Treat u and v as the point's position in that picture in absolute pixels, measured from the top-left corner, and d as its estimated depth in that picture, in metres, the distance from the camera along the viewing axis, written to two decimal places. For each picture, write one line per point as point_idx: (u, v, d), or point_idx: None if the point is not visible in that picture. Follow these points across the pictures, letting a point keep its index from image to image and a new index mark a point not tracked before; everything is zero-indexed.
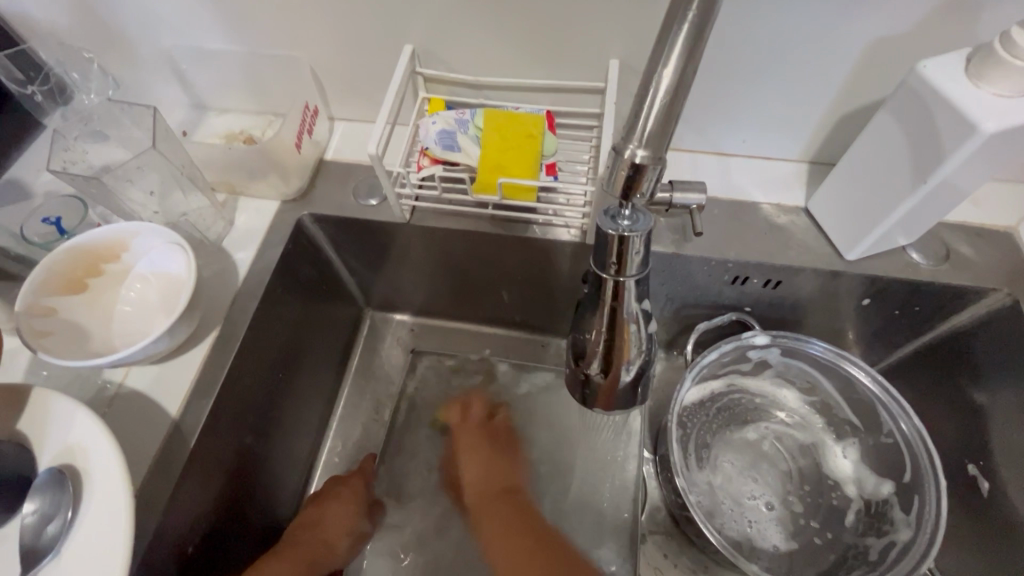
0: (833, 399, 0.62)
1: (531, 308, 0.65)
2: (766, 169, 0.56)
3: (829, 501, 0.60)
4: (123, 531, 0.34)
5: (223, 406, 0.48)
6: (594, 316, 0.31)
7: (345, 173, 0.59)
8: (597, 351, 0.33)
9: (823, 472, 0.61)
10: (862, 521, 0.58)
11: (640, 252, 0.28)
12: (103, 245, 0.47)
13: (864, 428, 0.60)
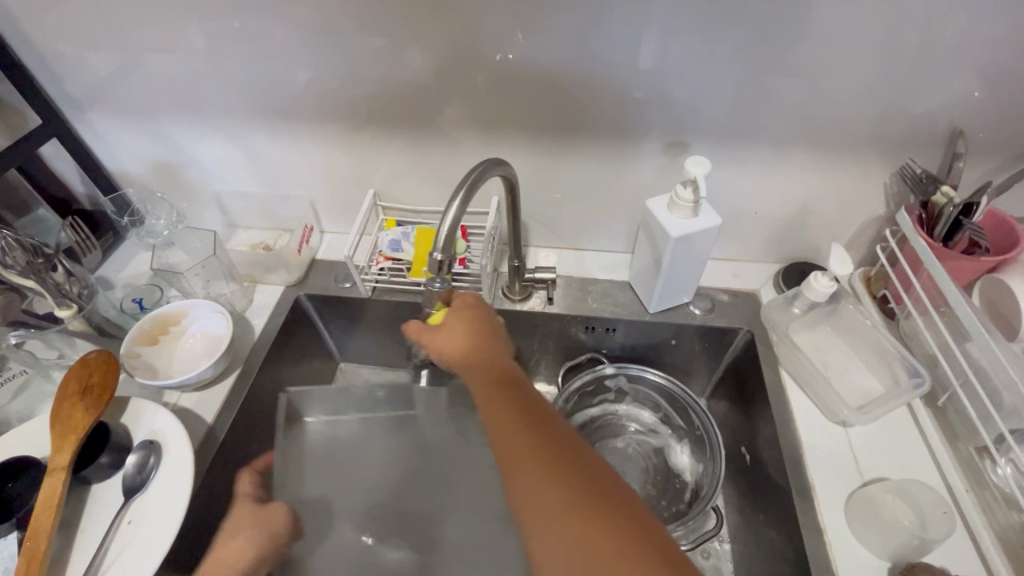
0: (668, 409, 0.85)
1: None
2: (604, 259, 0.89)
3: (673, 484, 0.80)
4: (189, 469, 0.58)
5: (241, 419, 0.72)
6: None
7: (329, 267, 0.88)
8: None
9: (668, 466, 0.83)
10: (694, 496, 0.78)
11: None
12: (172, 314, 0.74)
13: (688, 428, 0.83)
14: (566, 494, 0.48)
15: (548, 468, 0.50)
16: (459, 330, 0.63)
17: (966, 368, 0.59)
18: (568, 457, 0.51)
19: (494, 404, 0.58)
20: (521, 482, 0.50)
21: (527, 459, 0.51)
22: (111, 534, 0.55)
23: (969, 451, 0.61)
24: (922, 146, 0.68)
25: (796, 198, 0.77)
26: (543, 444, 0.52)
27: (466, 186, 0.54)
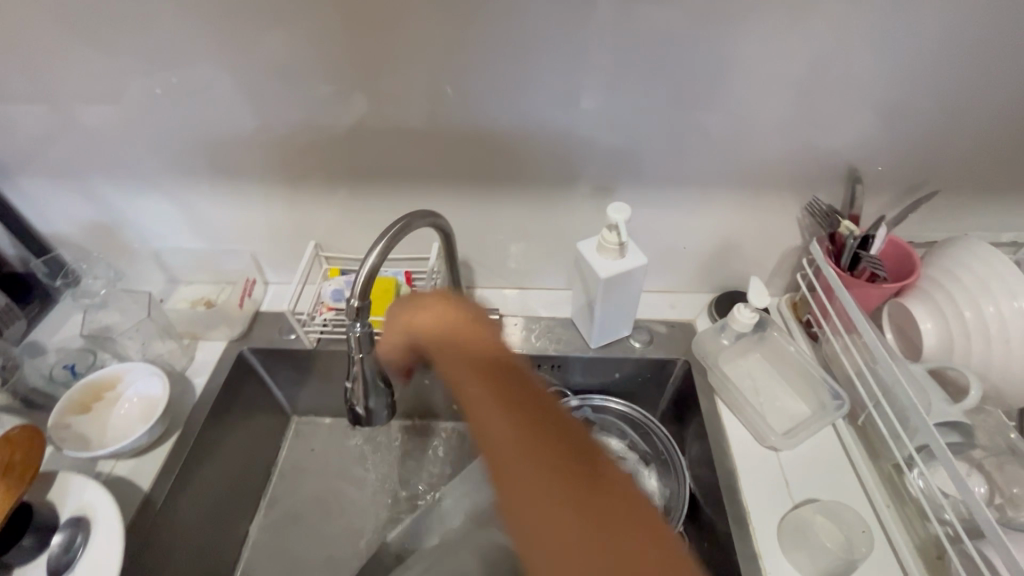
0: (634, 436, 0.83)
1: (414, 401, 0.91)
2: (548, 296, 0.91)
3: None
4: (118, 543, 0.56)
5: (181, 483, 0.70)
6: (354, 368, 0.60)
7: (274, 319, 0.88)
8: (360, 387, 0.61)
9: None
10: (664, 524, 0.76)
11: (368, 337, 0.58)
12: (105, 379, 0.72)
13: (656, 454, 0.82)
14: (576, 473, 0.44)
15: (555, 450, 0.45)
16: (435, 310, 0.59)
17: (877, 389, 0.63)
18: (570, 442, 0.46)
19: (455, 377, 0.53)
20: (491, 448, 0.47)
21: (502, 426, 0.47)
22: None
23: (888, 466, 0.65)
24: (827, 182, 0.73)
25: (720, 233, 0.81)
26: (508, 418, 0.47)
27: (388, 233, 0.57)
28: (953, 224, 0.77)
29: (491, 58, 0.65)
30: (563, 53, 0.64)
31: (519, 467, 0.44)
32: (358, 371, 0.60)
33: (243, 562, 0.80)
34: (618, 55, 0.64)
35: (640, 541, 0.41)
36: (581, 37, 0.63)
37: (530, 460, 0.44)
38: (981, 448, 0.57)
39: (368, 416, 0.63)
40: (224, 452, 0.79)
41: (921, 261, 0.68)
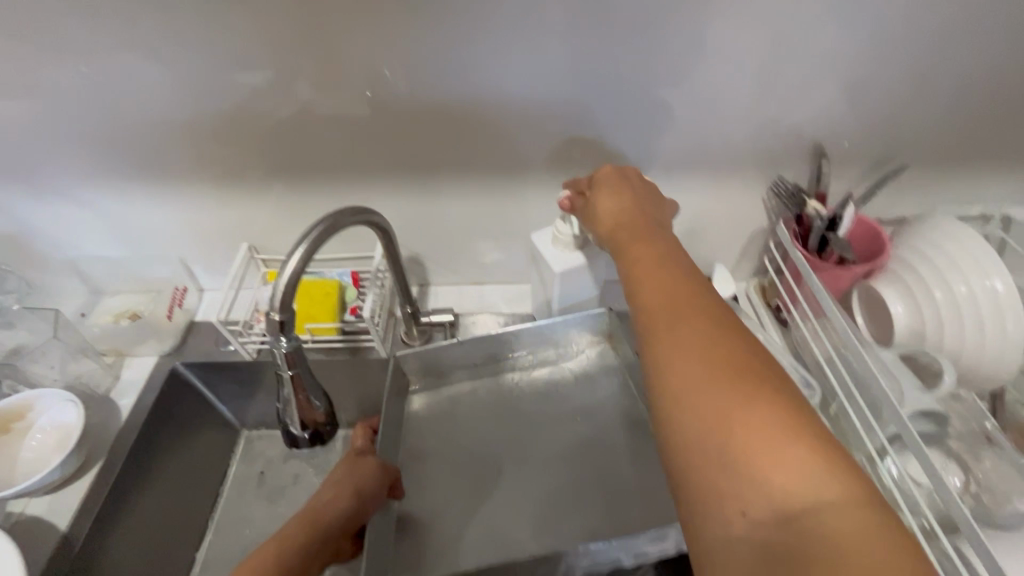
0: None
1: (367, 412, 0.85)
2: (508, 291, 0.86)
3: None
4: None
5: (105, 518, 0.64)
6: (284, 387, 0.54)
7: (210, 329, 0.81)
8: (294, 406, 0.55)
9: None
10: None
11: (299, 352, 0.52)
12: (12, 409, 0.65)
13: None
14: (743, 379, 0.36)
15: (722, 348, 0.38)
16: (611, 192, 0.58)
17: (847, 378, 0.60)
18: (754, 351, 0.38)
19: (636, 254, 0.49)
20: (649, 298, 0.44)
21: (656, 291, 0.44)
22: None
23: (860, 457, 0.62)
24: (792, 160, 0.69)
25: (684, 218, 0.77)
26: (691, 288, 0.44)
27: (310, 235, 0.50)
28: (922, 200, 0.74)
29: (423, 36, 0.59)
30: (502, 28, 0.58)
31: (681, 364, 0.38)
32: (287, 390, 0.54)
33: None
34: (562, 28, 0.58)
35: (737, 407, 0.35)
36: (520, 9, 0.57)
37: (681, 343, 0.39)
38: (954, 437, 0.54)
39: (305, 438, 0.57)
40: (159, 481, 0.73)
41: (891, 240, 0.65)
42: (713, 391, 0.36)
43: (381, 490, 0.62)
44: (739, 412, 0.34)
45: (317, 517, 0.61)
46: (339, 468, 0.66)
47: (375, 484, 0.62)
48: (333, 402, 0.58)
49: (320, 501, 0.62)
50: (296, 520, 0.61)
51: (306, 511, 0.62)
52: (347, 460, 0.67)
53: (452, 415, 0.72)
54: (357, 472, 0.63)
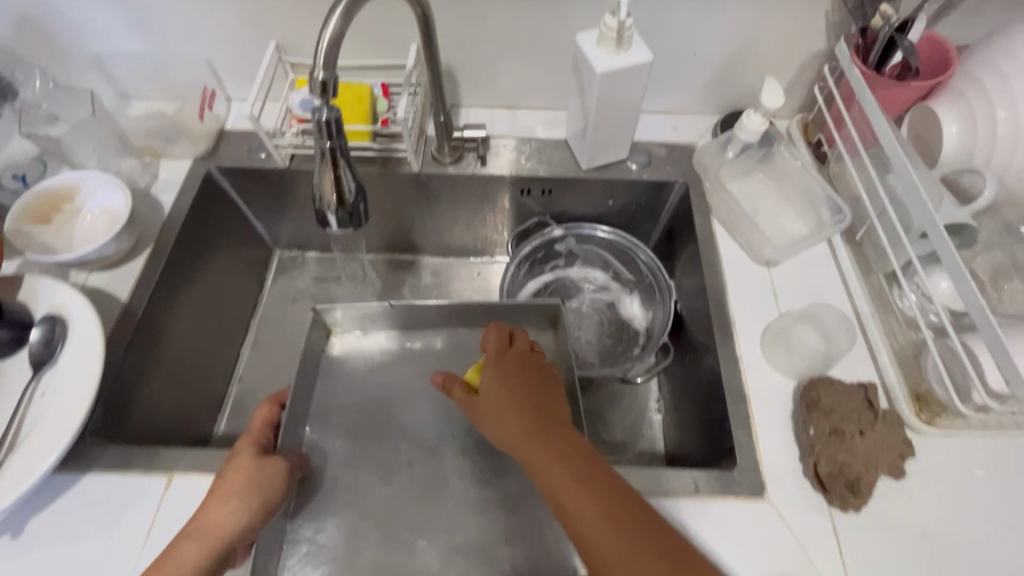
0: (613, 262, 0.88)
1: (392, 241, 0.92)
2: (544, 115, 0.83)
3: (628, 335, 0.87)
4: (97, 337, 0.55)
5: (160, 295, 0.69)
6: (323, 161, 0.56)
7: (241, 138, 0.80)
8: (330, 183, 0.57)
9: (621, 315, 0.89)
10: (641, 341, 0.85)
11: (336, 122, 0.53)
12: (60, 190, 0.67)
13: (632, 278, 0.88)
14: (606, 497, 0.45)
15: (582, 482, 0.46)
16: (504, 399, 0.53)
17: (885, 199, 0.60)
18: (611, 480, 0.47)
19: (526, 450, 0.49)
20: (547, 480, 0.47)
21: (513, 411, 0.52)
22: (24, 406, 0.53)
23: (879, 280, 0.64)
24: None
25: (738, 35, 0.71)
26: (588, 464, 0.48)
27: None
28: None
29: None
30: None
31: (581, 531, 0.44)
32: (325, 165, 0.56)
33: (235, 393, 0.79)
34: None
35: (581, 520, 0.45)
36: None
37: (570, 494, 0.46)
38: (981, 250, 0.55)
39: (338, 219, 0.60)
40: (207, 274, 0.77)
41: (958, 57, 0.61)
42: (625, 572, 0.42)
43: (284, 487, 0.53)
44: (618, 555, 0.43)
45: (216, 541, 0.48)
46: (234, 464, 0.53)
47: (278, 479, 0.53)
48: (364, 189, 0.60)
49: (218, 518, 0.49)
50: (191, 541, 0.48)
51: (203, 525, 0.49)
52: (246, 454, 0.53)
53: (372, 369, 0.69)
54: (239, 472, 0.51)
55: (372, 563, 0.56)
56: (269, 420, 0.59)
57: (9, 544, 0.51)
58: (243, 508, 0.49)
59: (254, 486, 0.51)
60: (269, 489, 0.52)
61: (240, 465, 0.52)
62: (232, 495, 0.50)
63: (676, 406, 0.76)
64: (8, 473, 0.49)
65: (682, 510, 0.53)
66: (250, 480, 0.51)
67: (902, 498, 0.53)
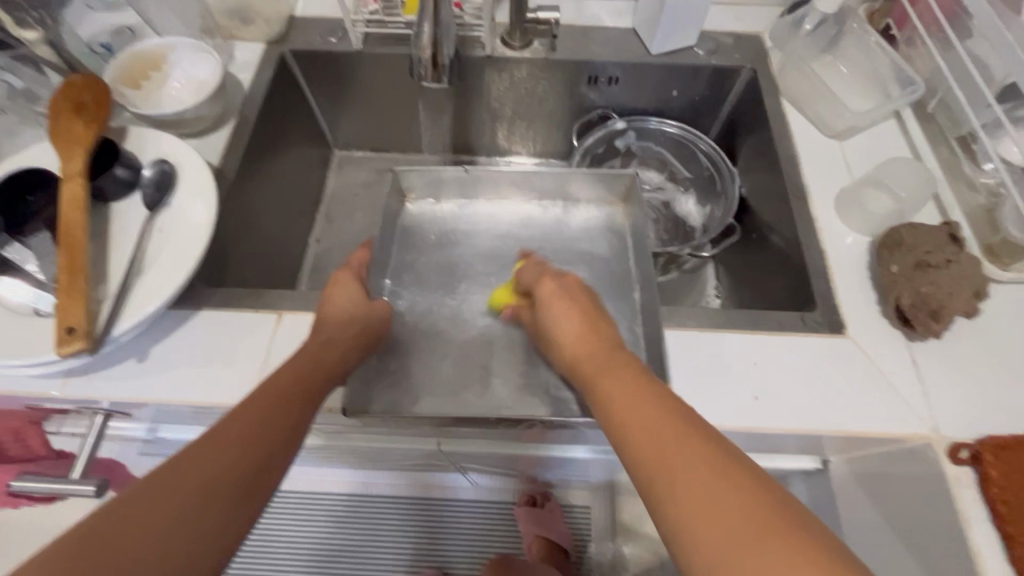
0: (670, 160, 0.88)
1: (447, 140, 0.93)
2: (610, 5, 0.83)
3: (685, 232, 0.85)
4: (209, 180, 0.57)
5: (247, 165, 0.71)
6: (425, 4, 0.56)
7: (311, 24, 0.81)
8: (426, 33, 0.58)
9: (677, 215, 0.87)
10: (699, 235, 0.83)
11: None
12: (150, 58, 0.69)
13: (688, 176, 0.87)
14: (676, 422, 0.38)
15: (652, 406, 0.40)
16: (572, 313, 0.50)
17: (966, 63, 0.62)
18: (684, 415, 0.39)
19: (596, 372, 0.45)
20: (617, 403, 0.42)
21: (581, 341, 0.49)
22: (144, 239, 0.55)
23: (948, 151, 0.67)
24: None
25: None
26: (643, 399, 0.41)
27: None
28: None
29: None
30: None
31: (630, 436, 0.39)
32: (429, 7, 0.56)
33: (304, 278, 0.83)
34: None
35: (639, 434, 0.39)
36: None
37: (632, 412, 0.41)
38: None
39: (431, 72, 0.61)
40: (283, 159, 0.80)
41: None
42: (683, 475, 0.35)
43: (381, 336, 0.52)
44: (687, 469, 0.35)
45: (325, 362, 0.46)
46: (333, 297, 0.50)
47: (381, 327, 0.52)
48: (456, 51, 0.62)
49: (331, 336, 0.48)
50: (300, 360, 0.46)
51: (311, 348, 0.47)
52: (345, 289, 0.51)
53: (439, 237, 0.64)
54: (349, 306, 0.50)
55: (444, 406, 0.52)
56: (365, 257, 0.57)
57: (137, 365, 0.54)
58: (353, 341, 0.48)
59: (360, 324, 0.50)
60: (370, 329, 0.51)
61: (352, 301, 0.51)
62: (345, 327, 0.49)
63: (734, 287, 0.79)
64: (136, 294, 0.51)
65: (767, 343, 0.56)
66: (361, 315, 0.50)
67: (976, 333, 0.56)
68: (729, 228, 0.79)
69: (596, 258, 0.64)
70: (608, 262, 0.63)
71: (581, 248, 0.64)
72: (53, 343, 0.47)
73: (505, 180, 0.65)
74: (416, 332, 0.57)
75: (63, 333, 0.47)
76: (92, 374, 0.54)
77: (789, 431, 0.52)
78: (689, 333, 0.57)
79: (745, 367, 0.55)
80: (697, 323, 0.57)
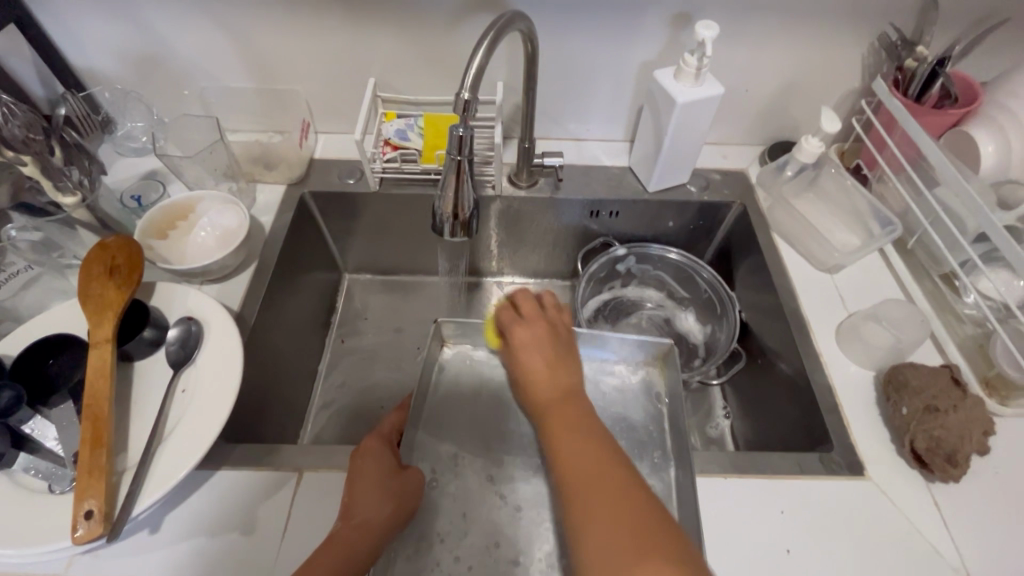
0: (668, 281, 0.92)
1: (453, 259, 0.97)
2: (606, 146, 0.91)
3: (687, 350, 0.88)
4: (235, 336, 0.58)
5: (266, 310, 0.72)
6: (451, 174, 0.60)
7: (330, 166, 0.86)
8: (451, 197, 0.62)
9: (677, 332, 0.90)
10: (698, 355, 0.87)
11: (468, 139, 0.57)
12: (178, 208, 0.72)
13: (687, 296, 0.91)
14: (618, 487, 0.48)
15: (593, 457, 0.50)
16: (535, 355, 0.61)
17: (938, 210, 0.68)
18: (617, 471, 0.49)
19: (547, 415, 0.56)
20: (559, 443, 0.53)
21: (547, 389, 0.58)
22: (167, 402, 0.55)
23: (934, 284, 0.72)
24: (910, 9, 0.72)
25: (788, 74, 0.81)
26: (598, 449, 0.51)
27: (488, 37, 0.54)
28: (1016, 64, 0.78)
29: None
30: None
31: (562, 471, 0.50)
32: (451, 179, 0.60)
33: (316, 403, 0.84)
34: None
35: (586, 477, 0.49)
36: None
37: (570, 447, 0.52)
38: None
39: (454, 227, 0.64)
40: (299, 291, 0.82)
41: (983, 90, 0.71)
42: (608, 538, 0.44)
43: (413, 502, 0.51)
44: (606, 532, 0.45)
45: (356, 550, 0.47)
46: (363, 476, 0.51)
47: (409, 494, 0.51)
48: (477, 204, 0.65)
49: (365, 519, 0.48)
50: (334, 551, 0.46)
51: (344, 535, 0.47)
52: (371, 467, 0.52)
53: (475, 386, 0.65)
54: (373, 486, 0.50)
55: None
56: (398, 426, 0.61)
57: (148, 539, 0.52)
58: (380, 525, 0.48)
59: (385, 500, 0.49)
60: (399, 506, 0.50)
61: (379, 472, 0.52)
62: (373, 509, 0.49)
63: (740, 409, 0.80)
64: (157, 466, 0.50)
65: (791, 488, 0.57)
66: (388, 491, 0.50)
67: (990, 472, 0.58)
68: (734, 352, 0.82)
69: (625, 423, 0.63)
70: (634, 429, 0.62)
71: (611, 403, 0.64)
72: (69, 527, 0.46)
73: None
74: (441, 489, 0.56)
75: (81, 518, 0.45)
76: (100, 551, 0.51)
77: None
78: (716, 480, 0.57)
79: (774, 516, 0.55)
80: (720, 469, 0.58)
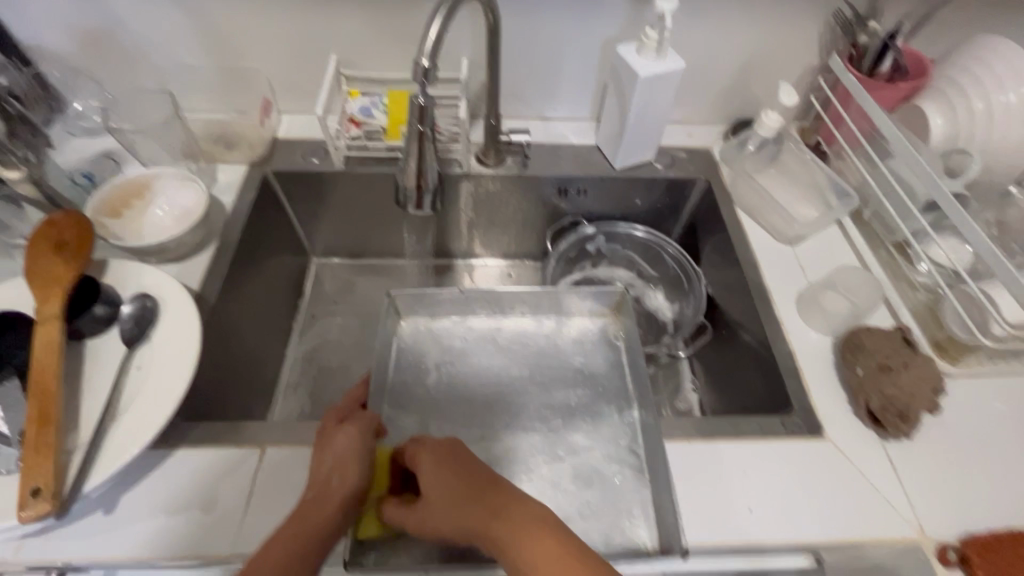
0: (636, 259, 0.92)
1: (422, 241, 0.96)
2: (574, 125, 0.92)
3: (656, 327, 0.89)
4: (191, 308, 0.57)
5: (228, 289, 0.71)
6: (412, 144, 0.59)
7: (294, 145, 0.85)
8: (413, 168, 0.61)
9: (647, 310, 0.91)
10: (667, 331, 0.87)
11: (428, 107, 0.57)
12: (133, 185, 0.70)
13: (655, 273, 0.92)
14: None
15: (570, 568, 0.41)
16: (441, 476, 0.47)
17: (891, 181, 0.70)
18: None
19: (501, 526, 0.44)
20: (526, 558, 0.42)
21: (473, 507, 0.45)
22: (122, 377, 0.53)
23: (888, 254, 0.74)
24: None
25: (748, 52, 0.82)
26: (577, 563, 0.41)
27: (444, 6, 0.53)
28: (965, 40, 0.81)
29: None
30: None
31: None
32: (412, 149, 0.60)
33: (283, 388, 0.82)
34: None
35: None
36: None
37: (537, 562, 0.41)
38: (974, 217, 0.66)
39: (417, 199, 0.64)
40: (263, 273, 0.80)
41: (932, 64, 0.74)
42: None
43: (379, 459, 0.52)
44: None
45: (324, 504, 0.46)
46: (326, 445, 0.51)
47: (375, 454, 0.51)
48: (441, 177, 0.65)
49: (327, 486, 0.47)
50: (299, 523, 0.45)
51: (307, 505, 0.46)
52: (334, 434, 0.52)
53: (441, 354, 0.66)
54: (337, 449, 0.50)
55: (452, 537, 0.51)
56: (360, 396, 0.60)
57: (103, 520, 0.50)
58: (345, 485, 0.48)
59: (349, 463, 0.49)
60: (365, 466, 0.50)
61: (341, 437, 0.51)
62: (338, 473, 0.48)
63: (708, 382, 0.82)
64: (109, 443, 0.49)
65: (754, 450, 0.58)
66: (352, 452, 0.50)
67: (940, 429, 0.60)
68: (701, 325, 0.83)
69: (592, 388, 0.64)
70: (600, 381, 0.64)
71: (576, 362, 0.66)
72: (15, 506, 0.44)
73: (500, 300, 0.68)
74: None
75: (28, 495, 0.44)
76: (54, 533, 0.50)
77: (788, 544, 0.52)
78: (682, 445, 0.58)
79: (737, 477, 0.56)
80: (685, 434, 0.59)
